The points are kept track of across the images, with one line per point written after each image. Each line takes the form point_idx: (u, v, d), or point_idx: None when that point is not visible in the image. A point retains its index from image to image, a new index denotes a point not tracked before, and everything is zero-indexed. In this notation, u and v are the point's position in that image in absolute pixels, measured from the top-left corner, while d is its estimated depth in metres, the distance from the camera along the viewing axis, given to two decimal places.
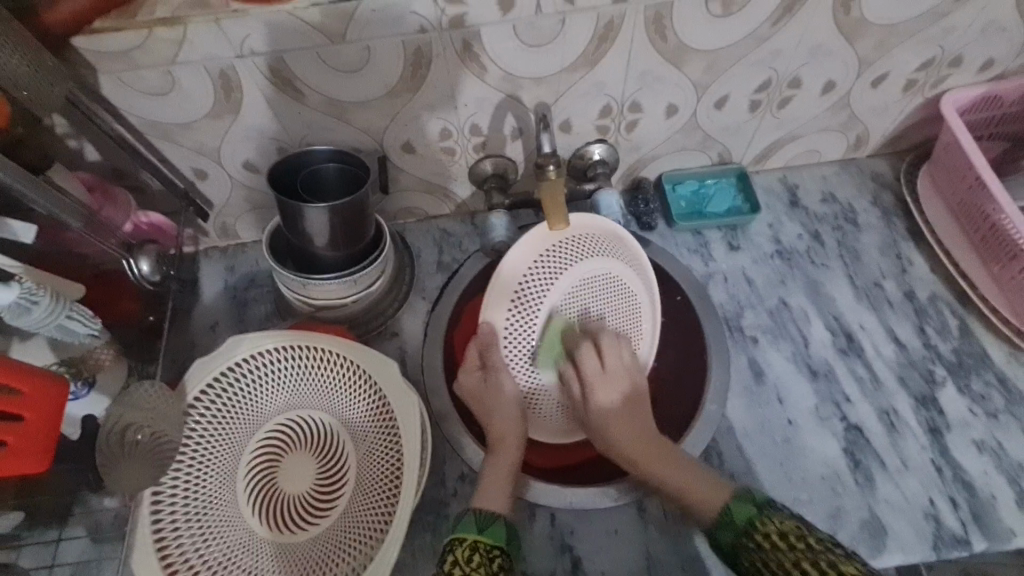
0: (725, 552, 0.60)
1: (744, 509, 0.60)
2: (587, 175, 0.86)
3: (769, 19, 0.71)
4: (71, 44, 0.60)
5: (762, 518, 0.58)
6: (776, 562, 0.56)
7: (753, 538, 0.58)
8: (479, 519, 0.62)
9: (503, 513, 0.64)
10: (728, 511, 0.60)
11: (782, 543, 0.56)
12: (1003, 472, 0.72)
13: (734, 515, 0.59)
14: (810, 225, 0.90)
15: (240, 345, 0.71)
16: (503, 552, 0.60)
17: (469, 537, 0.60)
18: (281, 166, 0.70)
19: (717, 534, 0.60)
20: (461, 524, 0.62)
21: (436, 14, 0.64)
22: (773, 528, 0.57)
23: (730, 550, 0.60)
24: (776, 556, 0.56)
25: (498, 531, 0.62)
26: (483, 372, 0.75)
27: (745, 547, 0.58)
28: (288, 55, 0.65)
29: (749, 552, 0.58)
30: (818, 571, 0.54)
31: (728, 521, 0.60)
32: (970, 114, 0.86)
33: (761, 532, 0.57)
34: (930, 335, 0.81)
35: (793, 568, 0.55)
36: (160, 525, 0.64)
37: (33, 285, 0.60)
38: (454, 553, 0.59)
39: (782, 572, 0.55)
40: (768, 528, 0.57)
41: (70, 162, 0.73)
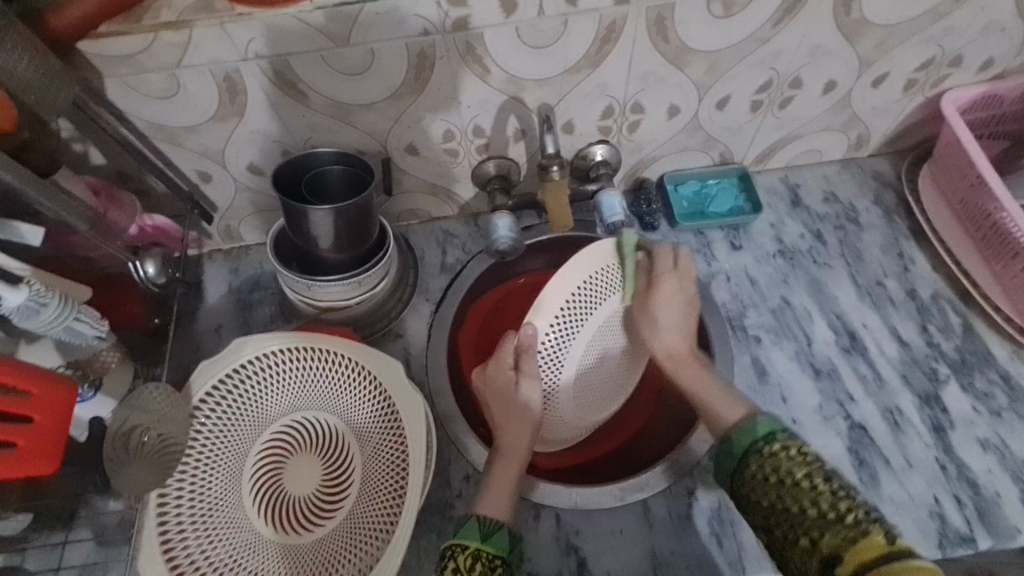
0: (732, 459, 0.60)
1: (769, 426, 0.59)
2: (589, 176, 0.87)
3: (771, 19, 0.71)
4: (77, 48, 0.61)
5: (783, 435, 0.58)
6: (786, 469, 0.55)
7: (770, 445, 0.57)
8: (482, 527, 0.61)
9: (504, 522, 0.62)
10: (751, 425, 0.60)
11: (798, 456, 0.55)
12: (1007, 470, 0.72)
13: (757, 427, 0.59)
14: (812, 224, 0.90)
15: (245, 347, 0.71)
16: (503, 562, 0.59)
17: (471, 545, 0.59)
18: (285, 167, 0.70)
19: (726, 452, 0.60)
20: (463, 530, 0.60)
21: (440, 15, 0.64)
22: (796, 446, 0.56)
23: (741, 456, 0.59)
24: (788, 466, 0.55)
25: (500, 541, 0.60)
26: (516, 373, 0.74)
27: (757, 453, 0.57)
28: (292, 58, 0.66)
29: (759, 460, 0.57)
30: (830, 488, 0.52)
31: (749, 429, 0.60)
32: (970, 113, 0.86)
33: (781, 444, 0.57)
34: (933, 333, 0.81)
35: (802, 478, 0.54)
36: (166, 527, 0.64)
37: (43, 287, 0.61)
38: (455, 560, 0.57)
39: (791, 479, 0.54)
40: (789, 444, 0.57)
41: (76, 166, 0.73)
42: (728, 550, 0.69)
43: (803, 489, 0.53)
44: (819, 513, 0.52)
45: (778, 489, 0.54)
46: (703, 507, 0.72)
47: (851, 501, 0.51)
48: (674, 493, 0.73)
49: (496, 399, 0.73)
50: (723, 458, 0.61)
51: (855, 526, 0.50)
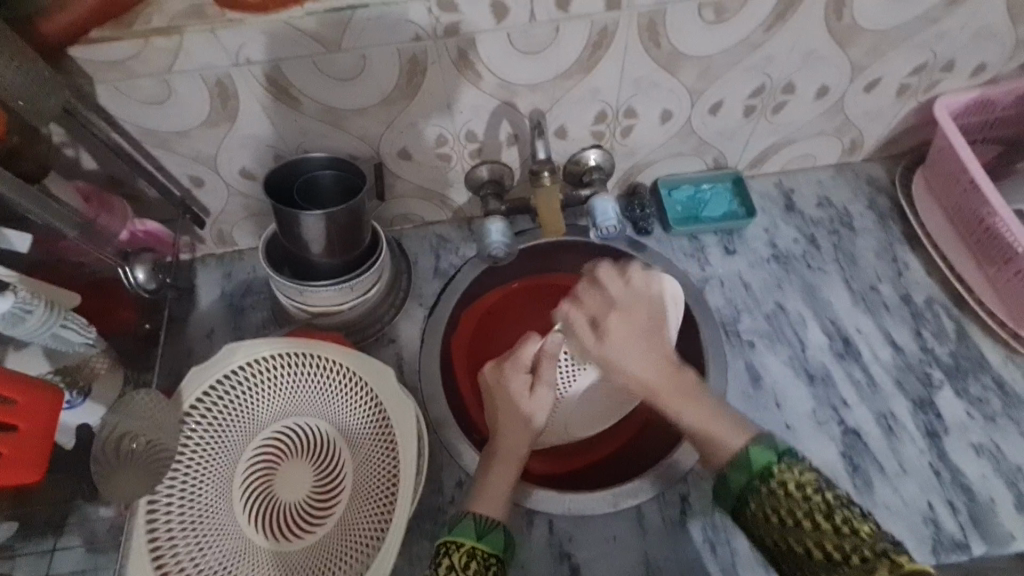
0: (730, 496, 0.56)
1: (764, 456, 0.54)
2: (582, 181, 0.87)
3: (762, 25, 0.71)
4: (67, 54, 0.60)
5: (781, 464, 0.53)
6: (787, 509, 0.51)
7: (768, 483, 0.53)
8: (477, 524, 0.60)
9: (500, 520, 0.61)
10: (746, 456, 0.55)
11: (796, 492, 0.51)
12: (1001, 475, 0.72)
13: (751, 459, 0.54)
14: (806, 229, 0.90)
15: (237, 352, 0.71)
16: (499, 561, 0.59)
17: (467, 543, 0.58)
18: (276, 172, 0.70)
19: (729, 477, 0.55)
20: (458, 528, 0.60)
21: (431, 22, 0.64)
22: (792, 477, 0.52)
23: (748, 478, 0.54)
24: (788, 503, 0.51)
25: (496, 540, 0.60)
26: (531, 377, 0.69)
27: (755, 492, 0.53)
28: (283, 64, 0.65)
29: (758, 498, 0.53)
30: (833, 526, 0.50)
31: (743, 462, 0.54)
32: (963, 118, 0.86)
33: (778, 479, 0.53)
34: (927, 338, 0.81)
35: (803, 518, 0.51)
36: (156, 534, 0.64)
37: (28, 294, 0.60)
38: (450, 558, 0.57)
39: (793, 519, 0.51)
40: (786, 476, 0.52)
41: (67, 171, 0.73)
42: (722, 557, 0.69)
43: (804, 531, 0.51)
44: (825, 556, 0.50)
45: (780, 527, 0.52)
46: (697, 513, 0.72)
47: (856, 540, 0.49)
48: (667, 499, 0.73)
49: (498, 399, 0.69)
50: (722, 487, 0.56)
51: (861, 567, 0.48)
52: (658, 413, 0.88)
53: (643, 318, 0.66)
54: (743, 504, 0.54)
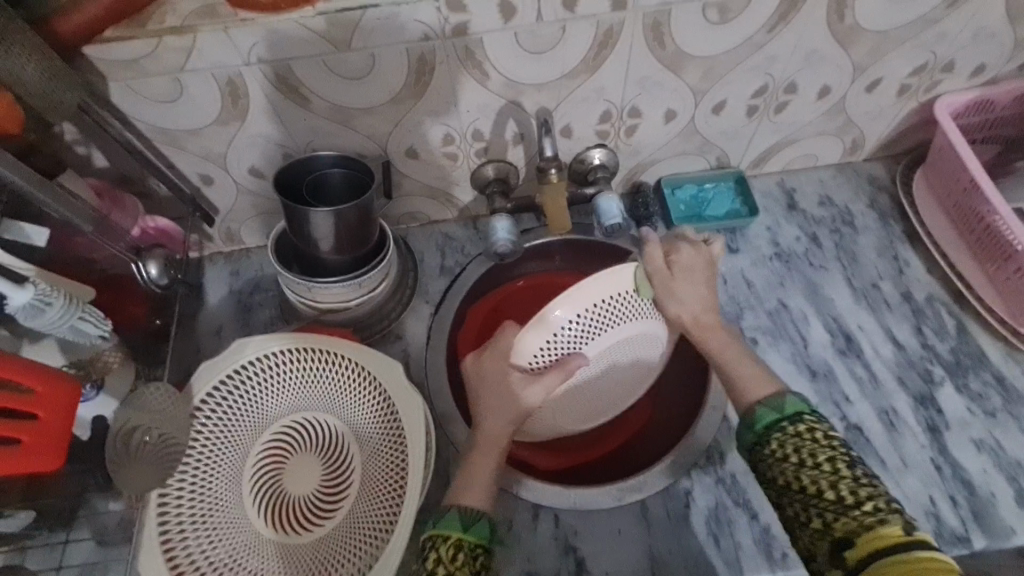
0: (752, 432, 0.59)
1: (798, 405, 0.59)
2: (587, 179, 0.88)
3: (765, 26, 0.72)
4: (82, 52, 0.61)
5: (811, 418, 0.58)
6: (809, 451, 0.55)
7: (795, 426, 0.57)
8: (463, 517, 0.59)
9: (484, 510, 0.60)
10: (779, 402, 0.59)
11: (821, 440, 0.56)
12: (1001, 470, 0.73)
13: (785, 405, 0.59)
14: (807, 227, 0.91)
15: (246, 347, 0.72)
16: (484, 552, 0.58)
17: (453, 535, 0.57)
18: (287, 170, 0.71)
19: (758, 413, 0.59)
20: (443, 521, 0.59)
21: (440, 21, 0.65)
22: (821, 429, 0.57)
23: (762, 430, 0.58)
24: (811, 446, 0.55)
25: (482, 530, 0.59)
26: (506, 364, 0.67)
27: (781, 430, 0.57)
28: (293, 63, 0.66)
29: (783, 436, 0.57)
30: (850, 475, 0.53)
31: (776, 406, 0.59)
32: (964, 117, 0.87)
33: (807, 425, 0.57)
34: (928, 335, 0.82)
35: (824, 461, 0.54)
36: (166, 527, 0.65)
37: (48, 287, 0.61)
38: (437, 551, 0.56)
39: (813, 462, 0.54)
40: (815, 426, 0.57)
41: (80, 169, 0.74)
42: (726, 550, 0.70)
43: (823, 472, 0.53)
44: (837, 497, 0.52)
45: (798, 468, 0.55)
46: (701, 507, 0.73)
47: (870, 490, 0.52)
48: (671, 494, 0.74)
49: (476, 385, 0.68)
50: (745, 429, 0.60)
51: (873, 513, 0.50)
52: (660, 410, 0.89)
53: (705, 271, 0.70)
54: (761, 445, 0.58)
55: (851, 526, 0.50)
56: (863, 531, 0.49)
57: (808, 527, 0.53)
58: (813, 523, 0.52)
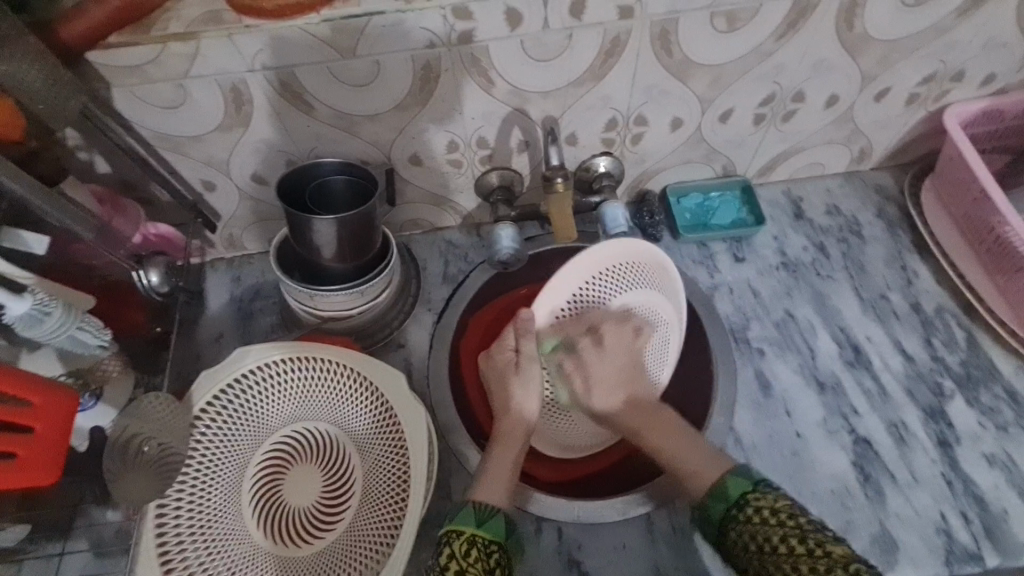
0: (712, 526, 0.59)
1: (740, 485, 0.59)
2: (592, 188, 0.87)
3: (774, 34, 0.71)
4: (85, 58, 0.61)
5: (756, 494, 0.58)
6: (764, 535, 0.54)
7: (745, 511, 0.57)
8: (478, 512, 0.61)
9: (501, 507, 0.62)
10: (723, 488, 0.60)
11: (772, 518, 0.55)
12: (1013, 486, 0.72)
13: (728, 489, 0.59)
14: (815, 237, 0.90)
15: (247, 356, 0.71)
16: (501, 548, 0.59)
17: (467, 530, 0.59)
18: (290, 177, 0.70)
19: (708, 507, 0.60)
20: (459, 516, 0.60)
21: (446, 29, 0.65)
22: (767, 505, 0.56)
23: (718, 525, 0.58)
24: (765, 530, 0.55)
25: (497, 526, 0.60)
26: (517, 355, 0.72)
27: (734, 520, 0.57)
28: (297, 70, 0.66)
29: (737, 525, 0.56)
30: (807, 549, 0.52)
31: (721, 494, 0.59)
32: (974, 127, 0.86)
33: (754, 507, 0.57)
34: (937, 347, 0.81)
35: (779, 541, 0.53)
36: (164, 538, 0.64)
37: (47, 296, 0.61)
38: (450, 546, 0.58)
39: (769, 545, 0.54)
40: (761, 504, 0.56)
41: (82, 175, 0.73)
42: None
43: (780, 554, 0.53)
44: None
45: (761, 553, 0.54)
46: None
47: (829, 561, 0.51)
48: (677, 508, 0.72)
49: (492, 380, 0.73)
50: (704, 519, 0.60)
51: None
52: None
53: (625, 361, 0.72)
54: (723, 534, 0.58)
55: None
56: None
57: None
58: None
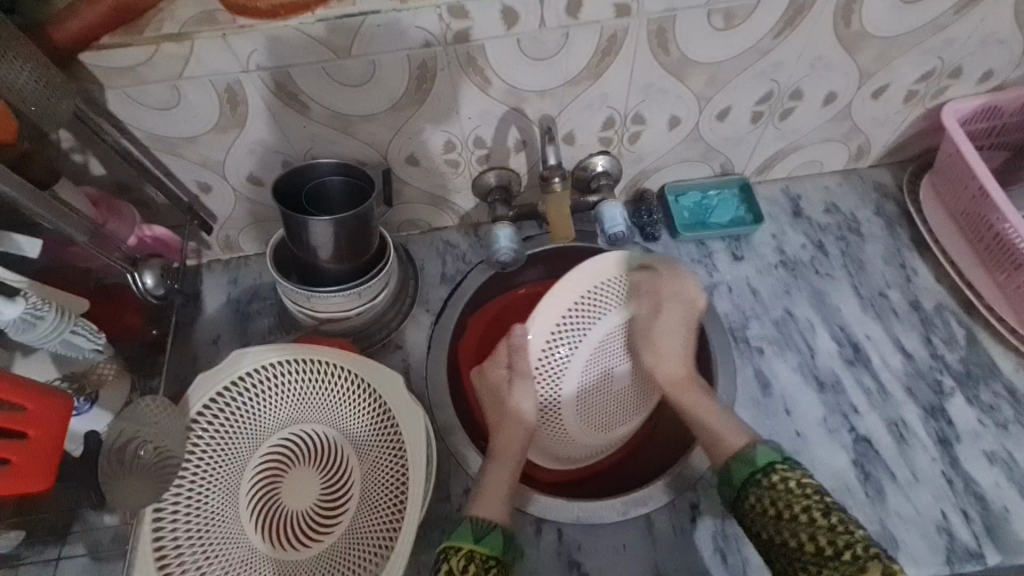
0: (731, 487, 0.63)
1: (769, 456, 0.62)
2: (590, 187, 0.86)
3: (771, 32, 0.71)
4: (78, 59, 0.60)
5: (783, 466, 0.61)
6: (785, 503, 0.58)
7: (769, 478, 0.61)
8: (476, 528, 0.61)
9: (500, 523, 0.62)
10: (751, 454, 0.63)
11: (795, 488, 0.59)
12: (1014, 483, 0.72)
13: (757, 457, 0.63)
14: (813, 235, 0.90)
15: (244, 359, 0.70)
16: (499, 563, 0.59)
17: (465, 546, 0.59)
18: (286, 178, 0.70)
19: (732, 470, 0.64)
20: (457, 533, 0.61)
21: (442, 28, 0.64)
22: (792, 476, 0.60)
23: (740, 487, 0.62)
24: (786, 498, 0.58)
25: (495, 541, 0.60)
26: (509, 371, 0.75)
27: (756, 485, 0.61)
28: (293, 70, 0.65)
29: (758, 490, 0.60)
30: (828, 522, 0.56)
31: (749, 459, 0.63)
32: (971, 124, 0.86)
33: (779, 475, 0.60)
34: (937, 345, 0.81)
35: (799, 511, 0.57)
36: (161, 542, 0.63)
37: (40, 300, 0.60)
38: (449, 562, 0.58)
39: (789, 513, 0.57)
40: (787, 474, 0.60)
41: (76, 177, 0.73)
42: (733, 566, 0.69)
43: (800, 523, 0.57)
44: (817, 548, 0.55)
45: (778, 519, 0.58)
46: (708, 522, 0.71)
47: (849, 537, 0.54)
48: (677, 508, 0.72)
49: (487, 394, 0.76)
50: (725, 481, 0.64)
51: (852, 561, 0.53)
52: (662, 418, 0.88)
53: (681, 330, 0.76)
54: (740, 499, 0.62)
55: None
56: None
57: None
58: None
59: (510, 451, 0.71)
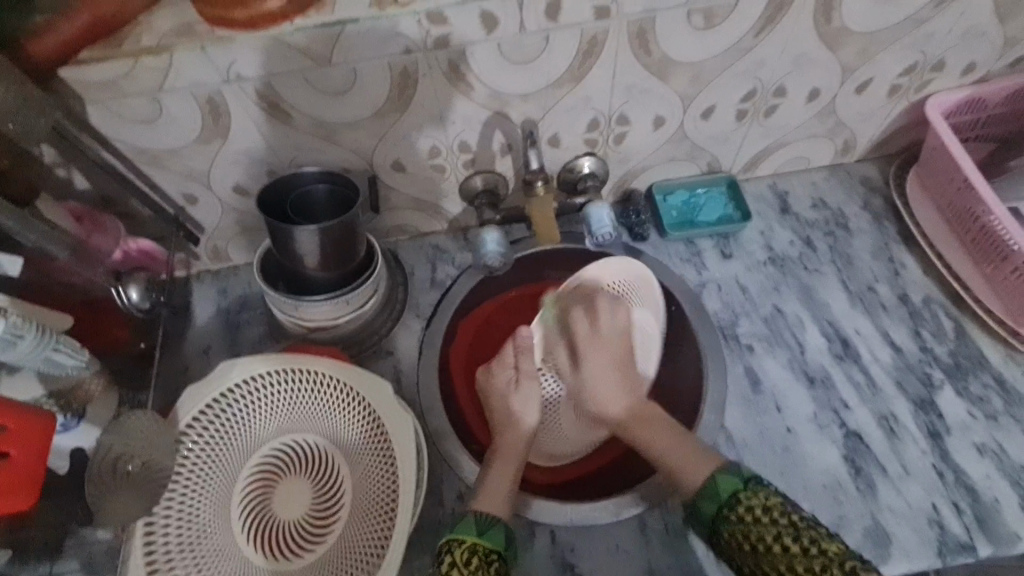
0: (704, 523, 0.60)
1: (731, 484, 0.60)
2: (577, 189, 0.86)
3: (751, 30, 0.71)
4: (56, 74, 0.60)
5: (746, 493, 0.59)
6: (758, 535, 0.56)
7: (735, 510, 0.58)
8: (479, 522, 0.62)
9: (501, 518, 0.63)
10: (714, 486, 0.60)
11: (762, 517, 0.56)
12: (1005, 474, 0.72)
13: (719, 487, 0.60)
14: (801, 231, 0.90)
15: (232, 370, 0.70)
16: (501, 557, 0.60)
17: (469, 539, 0.59)
18: (270, 188, 0.70)
19: (699, 507, 0.60)
20: (460, 526, 0.61)
21: (421, 34, 0.64)
22: (757, 502, 0.57)
23: (710, 524, 0.59)
24: (757, 529, 0.56)
25: (496, 536, 0.61)
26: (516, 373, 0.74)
27: (726, 520, 0.58)
28: (274, 80, 0.65)
29: (730, 525, 0.57)
30: (801, 547, 0.54)
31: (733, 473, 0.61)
32: (955, 116, 0.86)
33: (744, 506, 0.58)
34: (926, 337, 0.81)
35: (773, 542, 0.55)
36: (152, 556, 0.63)
37: (19, 320, 0.60)
38: (451, 555, 0.58)
39: (763, 547, 0.55)
40: (752, 502, 0.58)
41: (59, 192, 0.73)
42: (726, 565, 0.69)
43: (777, 556, 0.55)
44: None
45: (755, 554, 0.56)
46: None
47: (826, 559, 0.53)
48: (670, 508, 0.72)
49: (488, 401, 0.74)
50: (696, 519, 0.61)
51: None
52: None
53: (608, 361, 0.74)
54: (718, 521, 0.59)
55: None
56: None
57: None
58: None
59: (506, 458, 0.69)
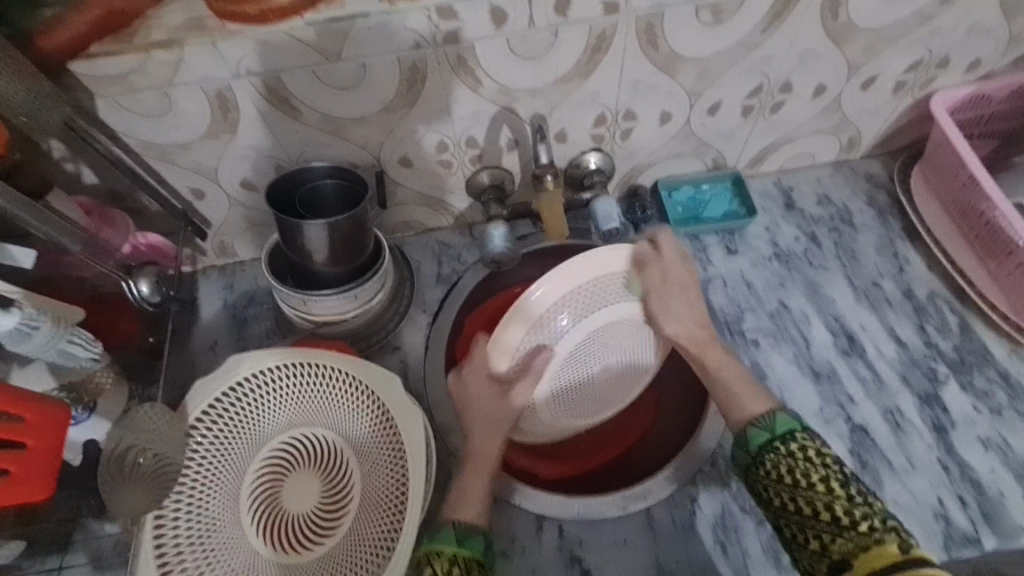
0: (746, 454, 0.61)
1: (790, 423, 0.60)
2: (583, 184, 0.87)
3: (758, 27, 0.71)
4: (67, 68, 0.60)
5: (804, 434, 0.59)
6: (802, 470, 0.56)
7: (788, 444, 0.58)
8: (457, 532, 0.60)
9: (481, 527, 0.62)
10: (772, 420, 0.60)
11: (815, 457, 0.57)
12: (1009, 468, 0.72)
13: (776, 423, 0.60)
14: (806, 227, 0.90)
15: (241, 364, 0.70)
16: (479, 565, 0.59)
17: (447, 550, 0.58)
18: (279, 183, 0.70)
19: (750, 435, 0.61)
20: (438, 537, 0.60)
21: (431, 29, 0.64)
22: (812, 445, 0.58)
23: (756, 453, 0.60)
24: (805, 466, 0.56)
25: (476, 545, 0.60)
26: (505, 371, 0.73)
27: (774, 451, 0.59)
28: (283, 75, 0.66)
29: (777, 457, 0.58)
30: (846, 493, 0.54)
31: (770, 426, 0.60)
32: (960, 113, 0.87)
33: (799, 444, 0.58)
34: (931, 333, 0.81)
35: (818, 480, 0.55)
36: (163, 549, 0.63)
37: (34, 310, 0.60)
38: (432, 566, 0.57)
39: (807, 481, 0.56)
40: (807, 443, 0.58)
41: (69, 187, 0.73)
42: (733, 558, 0.69)
43: (817, 492, 0.55)
44: (832, 517, 0.53)
45: (795, 487, 0.56)
46: (708, 514, 0.72)
47: (867, 509, 0.53)
48: (677, 501, 0.73)
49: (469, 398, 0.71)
50: (741, 447, 0.61)
51: (869, 533, 0.51)
52: (662, 413, 0.88)
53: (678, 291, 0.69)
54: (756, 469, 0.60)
55: (847, 547, 0.51)
56: (860, 552, 0.51)
57: (805, 548, 0.54)
58: (809, 544, 0.54)
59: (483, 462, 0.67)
